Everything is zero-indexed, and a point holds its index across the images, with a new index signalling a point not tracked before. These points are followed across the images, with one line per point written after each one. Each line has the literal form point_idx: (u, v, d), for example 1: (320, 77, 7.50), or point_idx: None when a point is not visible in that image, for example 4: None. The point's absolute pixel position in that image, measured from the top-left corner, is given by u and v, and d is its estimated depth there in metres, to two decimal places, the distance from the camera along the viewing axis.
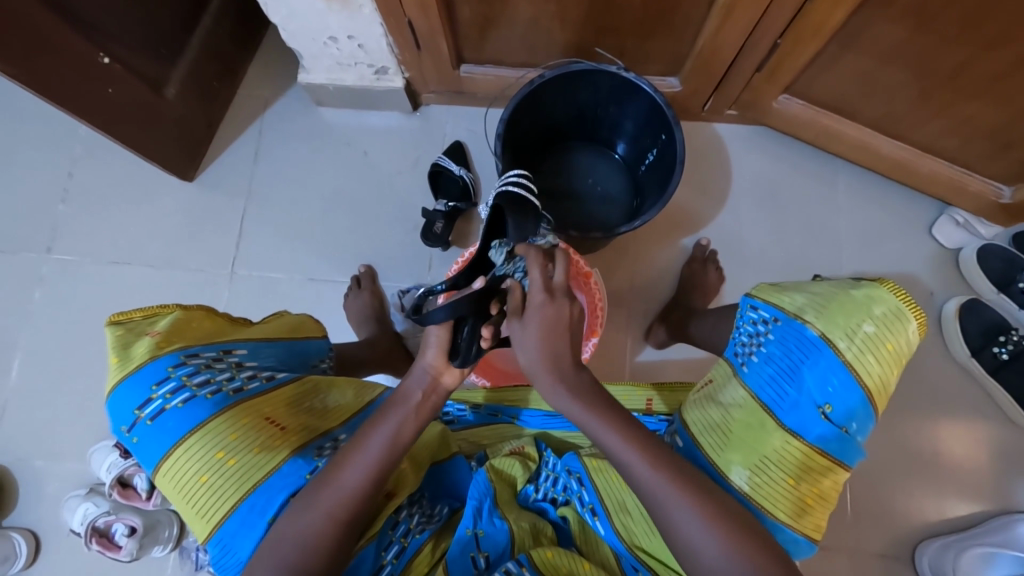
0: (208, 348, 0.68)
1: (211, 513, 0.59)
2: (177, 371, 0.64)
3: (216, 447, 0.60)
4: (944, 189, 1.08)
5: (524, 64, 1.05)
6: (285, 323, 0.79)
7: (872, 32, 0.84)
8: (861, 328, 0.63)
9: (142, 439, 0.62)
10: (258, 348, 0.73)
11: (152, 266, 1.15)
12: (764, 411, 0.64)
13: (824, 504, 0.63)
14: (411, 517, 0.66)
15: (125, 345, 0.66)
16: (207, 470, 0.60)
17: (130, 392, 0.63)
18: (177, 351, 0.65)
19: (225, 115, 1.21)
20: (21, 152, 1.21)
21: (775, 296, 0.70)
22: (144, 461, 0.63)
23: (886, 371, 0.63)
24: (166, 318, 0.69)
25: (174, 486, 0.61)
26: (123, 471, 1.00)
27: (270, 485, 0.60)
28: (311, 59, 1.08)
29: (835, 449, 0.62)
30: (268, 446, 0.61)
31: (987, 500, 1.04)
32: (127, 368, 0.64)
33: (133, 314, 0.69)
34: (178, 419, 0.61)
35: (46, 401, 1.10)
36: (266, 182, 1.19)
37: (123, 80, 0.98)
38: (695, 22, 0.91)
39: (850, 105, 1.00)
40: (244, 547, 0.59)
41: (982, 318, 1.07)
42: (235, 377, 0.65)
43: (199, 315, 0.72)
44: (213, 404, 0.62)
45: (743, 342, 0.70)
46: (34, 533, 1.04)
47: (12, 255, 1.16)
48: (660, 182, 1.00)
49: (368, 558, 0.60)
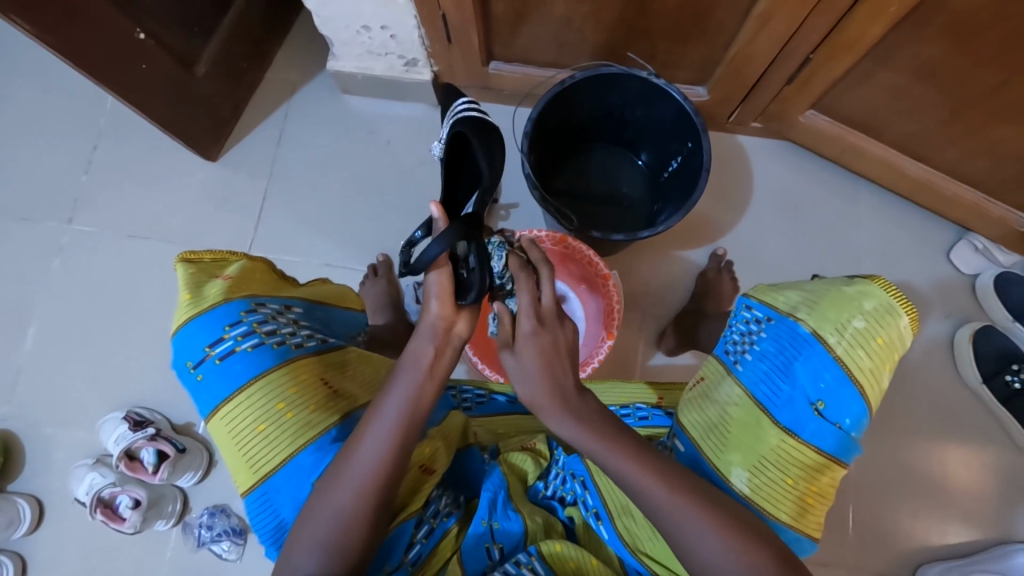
0: (273, 300, 0.71)
1: (262, 463, 0.61)
2: (248, 316, 0.65)
3: (276, 398, 0.62)
4: (965, 213, 1.08)
5: (553, 63, 1.06)
6: (328, 291, 0.82)
7: (907, 51, 0.85)
8: (851, 323, 0.62)
9: (207, 377, 0.63)
10: (311, 309, 0.76)
11: (171, 242, 1.16)
12: (759, 408, 0.64)
13: (824, 501, 0.63)
14: (441, 499, 0.67)
15: (197, 284, 0.67)
16: (265, 419, 0.61)
17: (199, 330, 0.64)
18: (248, 298, 0.67)
19: (252, 97, 1.22)
20: (48, 122, 1.22)
21: (770, 295, 0.69)
22: (202, 401, 0.64)
23: (878, 367, 0.62)
24: (235, 265, 0.73)
25: (229, 431, 0.62)
26: (130, 444, 1.00)
27: (320, 446, 0.61)
28: (342, 46, 1.09)
29: (830, 446, 0.61)
30: (323, 406, 0.63)
31: (990, 527, 1.03)
32: (200, 306, 0.65)
33: (204, 255, 0.72)
34: (246, 363, 0.63)
35: (58, 369, 1.11)
36: (288, 166, 1.19)
37: (156, 55, 0.99)
38: (729, 30, 0.91)
39: (878, 123, 1.01)
40: (289, 503, 0.61)
41: (996, 344, 1.07)
42: (297, 333, 0.67)
43: (261, 267, 0.76)
44: (277, 355, 0.64)
45: (736, 341, 0.69)
46: (39, 500, 1.05)
47: (32, 223, 1.17)
48: (683, 188, 1.00)
49: (404, 534, 0.61)
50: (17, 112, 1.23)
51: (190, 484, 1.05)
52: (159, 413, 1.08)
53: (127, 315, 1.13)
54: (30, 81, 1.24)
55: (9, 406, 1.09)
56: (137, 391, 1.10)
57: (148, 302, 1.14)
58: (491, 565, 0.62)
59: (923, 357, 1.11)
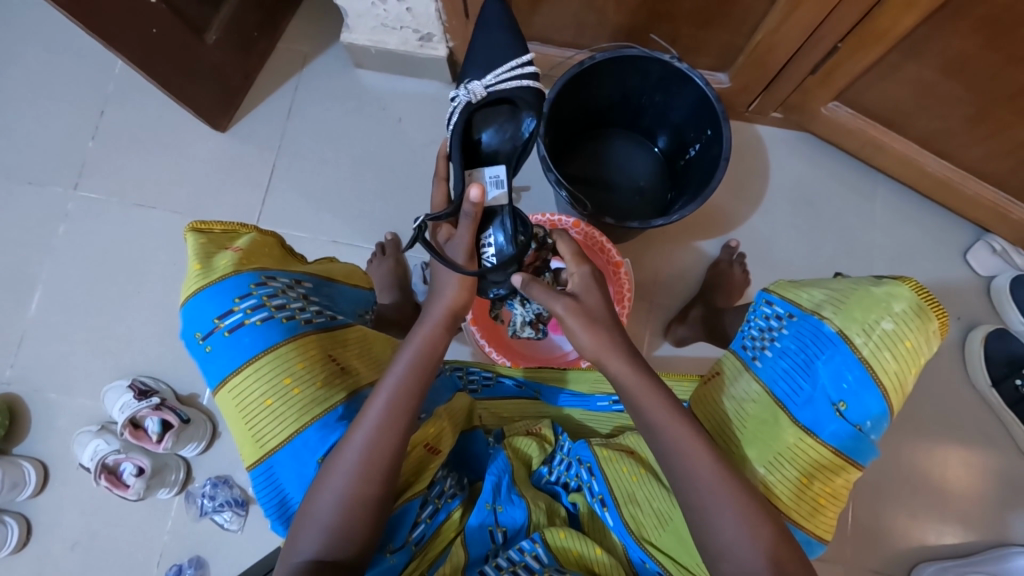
0: (283, 274, 0.70)
1: (269, 437, 0.61)
2: (257, 289, 0.65)
3: (283, 373, 0.61)
4: (986, 214, 1.06)
5: (572, 44, 1.03)
6: (337, 268, 0.81)
7: (939, 44, 0.82)
8: (879, 324, 0.61)
9: (215, 349, 0.63)
10: (320, 285, 0.75)
11: (177, 212, 1.15)
12: (777, 405, 0.63)
13: (838, 503, 0.62)
14: (446, 480, 0.66)
15: (207, 255, 0.67)
16: (272, 394, 0.61)
17: (209, 302, 0.63)
18: (258, 271, 0.67)
19: (263, 68, 1.20)
20: (55, 86, 1.20)
21: (792, 292, 0.68)
22: (210, 372, 0.63)
23: (903, 370, 0.61)
24: (245, 237, 0.71)
25: (236, 404, 0.62)
26: (135, 412, 1.00)
27: (325, 424, 0.61)
28: (355, 18, 1.06)
29: (848, 447, 0.60)
30: (330, 383, 0.63)
31: (987, 530, 1.03)
32: (210, 277, 0.65)
33: (214, 226, 0.71)
34: (254, 336, 0.62)
35: (63, 335, 1.11)
36: (298, 139, 1.18)
37: (166, 20, 0.97)
38: (755, 16, 0.88)
39: (902, 118, 0.98)
40: (293, 479, 0.61)
41: (1008, 348, 1.05)
42: (306, 309, 0.67)
43: (271, 241, 0.75)
44: (286, 330, 0.63)
45: (755, 337, 0.68)
46: (43, 464, 1.06)
47: (39, 188, 1.16)
48: (699, 177, 0.98)
49: (409, 513, 0.61)
50: (26, 73, 1.21)
51: (193, 454, 1.06)
52: (163, 384, 1.08)
53: (133, 285, 1.13)
54: (38, 43, 1.22)
55: (14, 370, 1.10)
56: (142, 360, 1.10)
57: (155, 272, 1.13)
58: (495, 547, 0.63)
59: (931, 359, 1.10)
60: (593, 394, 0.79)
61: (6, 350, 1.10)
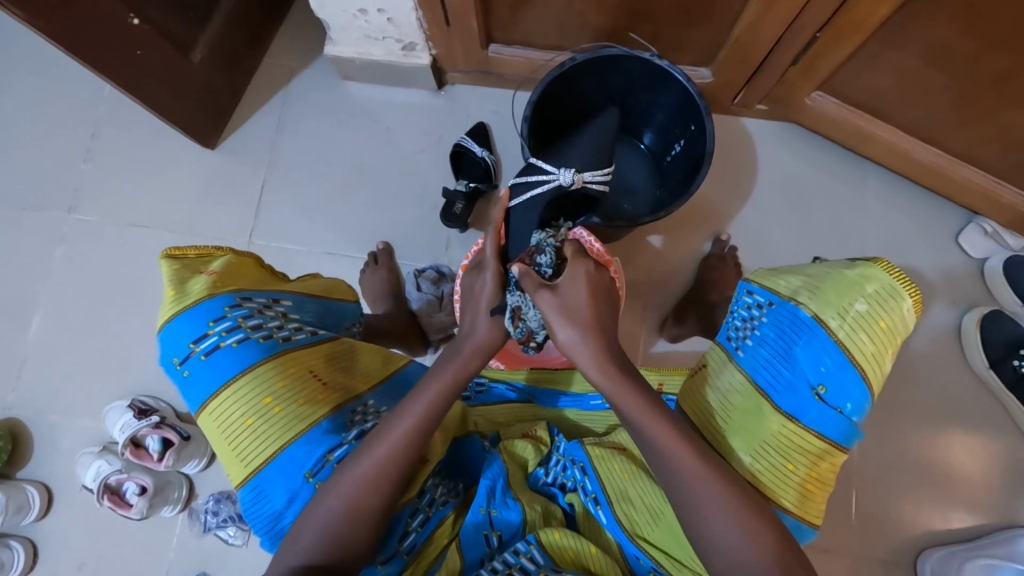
0: (260, 294, 0.70)
1: (252, 456, 0.61)
2: (233, 311, 0.65)
3: (263, 392, 0.62)
4: (976, 198, 1.06)
5: (554, 46, 1.04)
6: (322, 283, 0.81)
7: (917, 31, 0.82)
8: (853, 306, 0.61)
9: (193, 373, 0.63)
10: (301, 302, 0.75)
11: (171, 230, 1.16)
12: (760, 394, 0.63)
13: (824, 487, 0.63)
14: (436, 487, 0.67)
15: (181, 280, 0.67)
16: (253, 414, 0.61)
17: (184, 327, 0.64)
18: (233, 293, 0.67)
19: (251, 84, 1.21)
20: (46, 111, 1.22)
21: (771, 280, 0.68)
22: (191, 396, 0.64)
23: (881, 351, 0.61)
24: (220, 260, 0.72)
25: (218, 426, 0.62)
26: (135, 432, 1.01)
27: (310, 438, 0.61)
28: (339, 31, 1.07)
29: (832, 431, 0.61)
30: (311, 400, 0.63)
31: (992, 513, 1.03)
32: (184, 302, 0.65)
33: (189, 251, 0.71)
34: (231, 357, 0.63)
35: (62, 358, 1.12)
36: (287, 153, 1.18)
37: (152, 42, 0.98)
38: (734, 12, 0.89)
39: (885, 106, 0.98)
40: (279, 496, 0.61)
41: (1005, 330, 1.05)
42: (285, 327, 0.67)
43: (248, 262, 0.74)
44: (263, 349, 0.64)
45: (736, 326, 0.68)
46: (48, 487, 1.06)
47: (33, 213, 1.17)
48: (688, 171, 0.97)
49: (401, 519, 0.61)
50: (17, 100, 1.22)
51: (195, 471, 1.06)
52: (164, 402, 1.09)
53: (129, 304, 1.14)
54: (28, 69, 1.24)
55: (16, 395, 1.10)
56: (141, 380, 1.11)
57: (151, 291, 1.14)
58: (489, 551, 0.62)
59: (928, 344, 1.09)
60: (586, 394, 0.81)
61: (7, 375, 1.11)
